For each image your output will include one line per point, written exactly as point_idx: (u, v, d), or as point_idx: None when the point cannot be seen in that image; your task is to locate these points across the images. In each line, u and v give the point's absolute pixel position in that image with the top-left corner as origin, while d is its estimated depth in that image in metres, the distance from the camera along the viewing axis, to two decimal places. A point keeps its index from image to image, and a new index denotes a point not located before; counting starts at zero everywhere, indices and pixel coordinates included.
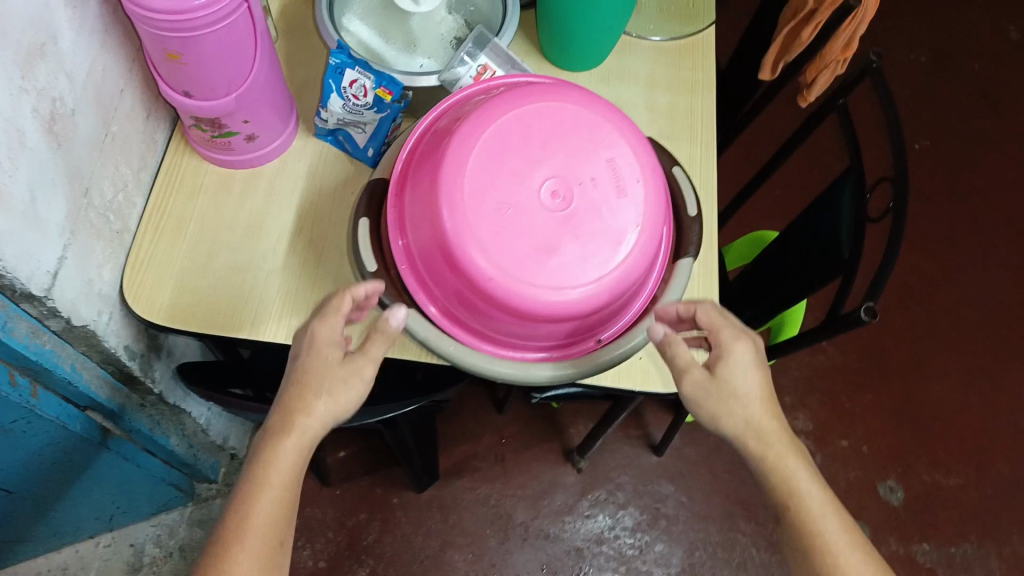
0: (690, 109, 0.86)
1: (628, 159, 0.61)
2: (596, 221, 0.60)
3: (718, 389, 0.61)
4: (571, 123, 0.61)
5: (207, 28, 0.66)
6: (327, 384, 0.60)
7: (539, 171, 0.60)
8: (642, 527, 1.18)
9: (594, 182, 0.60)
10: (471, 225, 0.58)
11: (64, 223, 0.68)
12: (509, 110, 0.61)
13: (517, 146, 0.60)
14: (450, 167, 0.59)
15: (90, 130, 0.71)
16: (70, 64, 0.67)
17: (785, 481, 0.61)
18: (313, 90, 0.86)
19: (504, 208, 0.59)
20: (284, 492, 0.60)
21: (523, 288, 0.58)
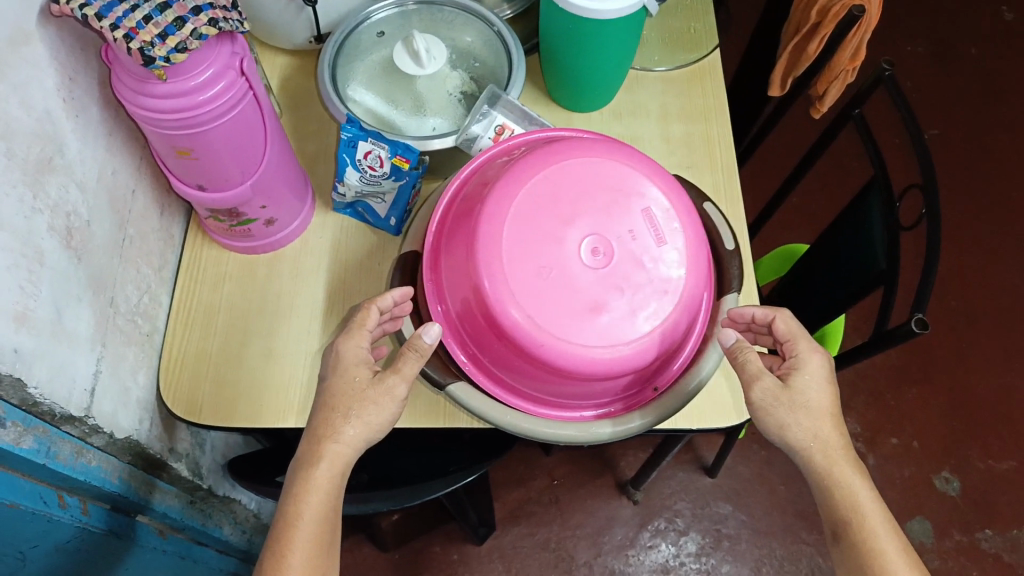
0: (707, 135, 0.87)
1: (663, 205, 0.60)
2: (640, 273, 0.58)
3: (790, 397, 0.62)
4: (600, 177, 0.60)
5: (214, 117, 0.65)
6: (355, 402, 0.60)
7: (574, 229, 0.58)
8: (706, 550, 1.13)
9: (631, 234, 0.59)
10: (514, 294, 0.57)
11: (93, 335, 0.65)
12: (536, 170, 0.59)
13: (549, 206, 0.59)
14: (485, 237, 0.58)
15: (108, 235, 0.68)
16: (80, 172, 0.64)
17: (848, 498, 0.61)
18: (326, 163, 0.86)
19: (545, 272, 0.57)
20: (324, 523, 0.59)
21: (575, 352, 0.56)
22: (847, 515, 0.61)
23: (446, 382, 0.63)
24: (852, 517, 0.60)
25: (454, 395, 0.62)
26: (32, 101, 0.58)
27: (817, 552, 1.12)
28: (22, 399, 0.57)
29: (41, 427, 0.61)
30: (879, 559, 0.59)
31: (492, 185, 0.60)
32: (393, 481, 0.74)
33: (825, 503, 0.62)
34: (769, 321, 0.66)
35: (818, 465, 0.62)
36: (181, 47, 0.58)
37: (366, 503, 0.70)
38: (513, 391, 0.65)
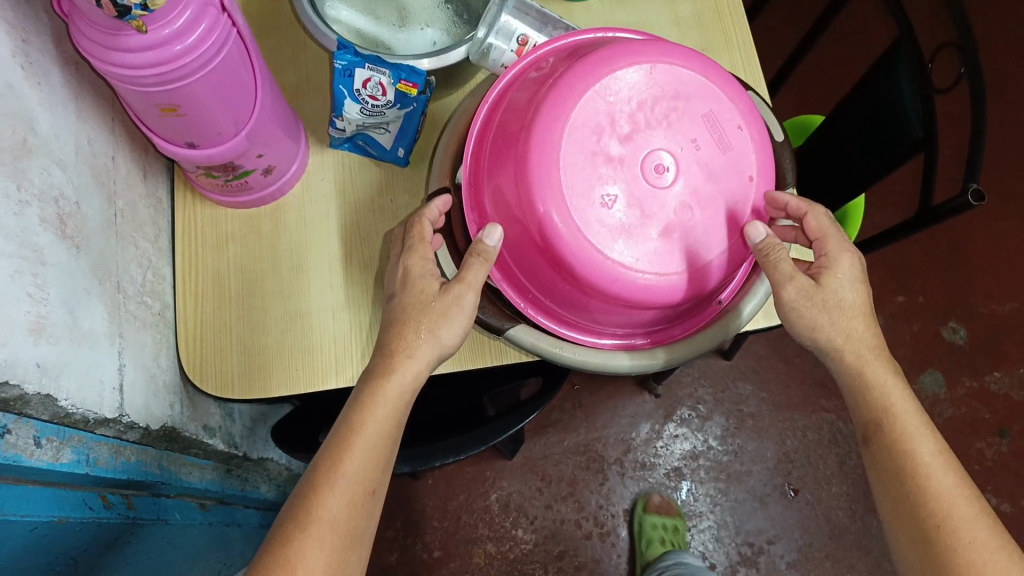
0: (719, 13, 0.81)
1: (724, 106, 0.56)
2: (709, 184, 0.55)
3: (824, 296, 0.61)
4: (654, 83, 0.55)
5: (197, 66, 0.57)
6: (428, 317, 0.58)
7: (634, 146, 0.54)
8: (731, 432, 1.19)
9: (694, 143, 0.55)
10: (581, 227, 0.52)
11: (109, 328, 0.59)
12: (585, 82, 0.54)
13: (603, 122, 0.54)
14: (541, 168, 0.53)
15: (99, 214, 0.61)
16: (58, 149, 0.57)
17: (881, 398, 0.60)
18: (312, 91, 0.77)
19: (609, 199, 0.53)
20: (385, 440, 0.56)
21: (654, 281, 0.54)
22: (879, 417, 0.60)
23: (505, 326, 0.59)
24: (883, 419, 0.60)
25: (515, 339, 0.59)
26: None
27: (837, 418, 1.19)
28: (54, 413, 0.52)
29: (78, 436, 0.56)
30: (911, 459, 0.58)
31: (536, 108, 0.55)
32: (447, 431, 0.73)
33: (858, 404, 0.62)
34: (802, 216, 0.62)
35: (848, 363, 0.61)
36: None
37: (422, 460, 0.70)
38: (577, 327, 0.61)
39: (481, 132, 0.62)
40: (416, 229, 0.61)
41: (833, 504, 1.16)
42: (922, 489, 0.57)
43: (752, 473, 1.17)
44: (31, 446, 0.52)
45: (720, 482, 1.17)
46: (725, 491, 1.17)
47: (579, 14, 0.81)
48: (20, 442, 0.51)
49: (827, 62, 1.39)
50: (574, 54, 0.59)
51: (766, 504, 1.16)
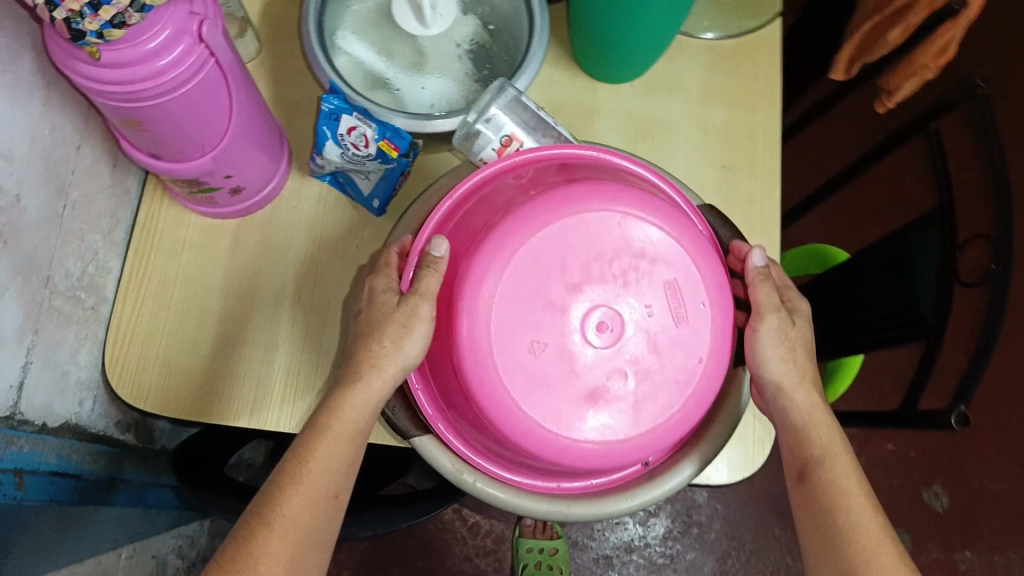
0: (750, 128, 0.76)
1: (691, 275, 0.53)
2: (650, 356, 0.52)
3: (794, 337, 0.58)
4: (618, 237, 0.52)
5: (163, 90, 0.54)
6: (392, 328, 0.54)
7: (581, 297, 0.51)
8: (673, 534, 1.19)
9: (647, 309, 0.52)
10: (499, 368, 0.50)
11: (22, 325, 0.58)
12: (545, 218, 0.51)
13: (554, 265, 0.51)
14: (475, 296, 0.51)
15: (44, 207, 0.59)
16: (7, 139, 0.55)
17: (823, 440, 0.58)
18: (308, 113, 0.74)
19: (537, 346, 0.51)
20: (351, 443, 0.54)
21: (560, 444, 0.51)
22: (819, 455, 0.58)
23: (411, 433, 0.57)
24: (825, 455, 0.57)
25: (418, 448, 0.57)
26: None
27: (787, 551, 1.18)
28: None
29: None
30: (840, 494, 0.56)
31: (492, 228, 0.52)
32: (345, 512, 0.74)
33: (791, 447, 0.59)
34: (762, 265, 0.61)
35: (801, 406, 0.59)
36: (118, 21, 0.48)
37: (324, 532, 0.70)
38: (490, 455, 0.57)
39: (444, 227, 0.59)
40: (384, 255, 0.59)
41: None
42: (854, 531, 0.55)
43: None
44: None
45: None
46: None
47: (602, 96, 0.76)
48: None
49: (884, 187, 1.35)
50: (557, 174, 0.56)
51: None
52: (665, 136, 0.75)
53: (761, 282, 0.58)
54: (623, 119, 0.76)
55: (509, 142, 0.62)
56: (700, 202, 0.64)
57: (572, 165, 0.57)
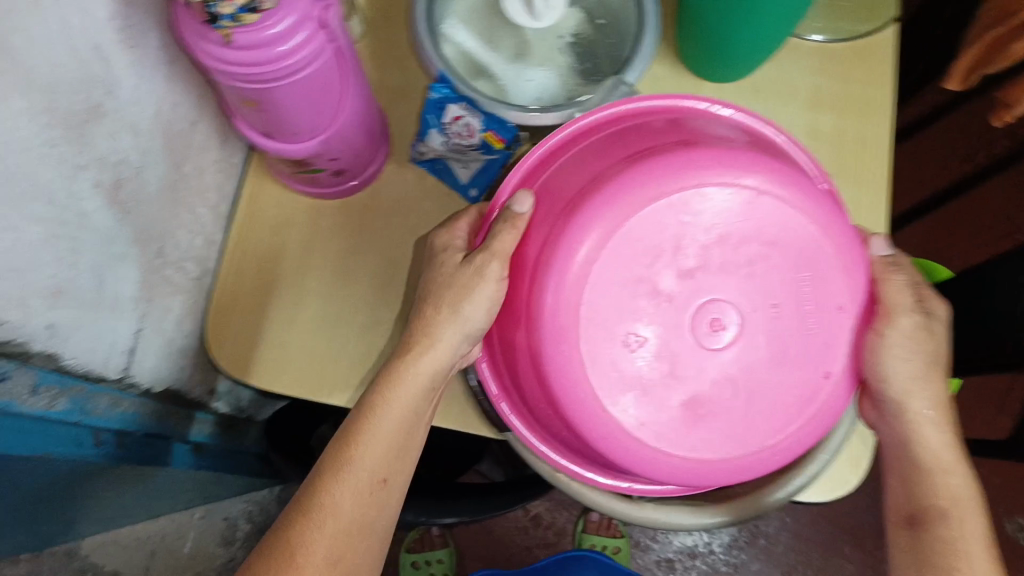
0: (860, 139, 0.75)
1: (811, 283, 0.52)
2: (766, 369, 0.52)
3: (925, 338, 0.56)
4: (738, 222, 0.51)
5: (285, 73, 0.55)
6: (454, 293, 0.57)
7: (690, 287, 0.51)
8: (739, 544, 1.19)
9: (771, 309, 0.52)
10: (587, 363, 0.50)
11: (138, 294, 0.61)
12: (661, 190, 0.50)
13: (665, 246, 0.51)
14: (574, 268, 0.50)
15: (162, 180, 0.62)
16: (133, 115, 0.57)
17: (949, 492, 0.56)
18: (412, 100, 0.75)
19: (634, 340, 0.51)
20: (400, 424, 0.56)
21: (652, 456, 0.52)
22: (943, 507, 0.56)
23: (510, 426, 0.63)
24: (950, 508, 0.55)
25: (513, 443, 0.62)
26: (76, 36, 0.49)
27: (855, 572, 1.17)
28: (55, 367, 0.55)
29: (79, 388, 0.59)
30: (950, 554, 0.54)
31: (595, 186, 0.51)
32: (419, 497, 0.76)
33: (910, 491, 0.58)
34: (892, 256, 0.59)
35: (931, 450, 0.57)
36: (252, 6, 0.50)
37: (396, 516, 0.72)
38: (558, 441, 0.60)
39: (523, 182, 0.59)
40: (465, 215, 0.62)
41: None
42: None
43: None
44: (26, 394, 0.54)
45: None
46: None
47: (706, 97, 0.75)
48: (15, 389, 0.53)
49: (982, 205, 1.30)
50: (664, 137, 0.55)
51: None
52: None
53: (896, 281, 0.55)
54: None
55: None
56: None
57: (685, 127, 0.56)
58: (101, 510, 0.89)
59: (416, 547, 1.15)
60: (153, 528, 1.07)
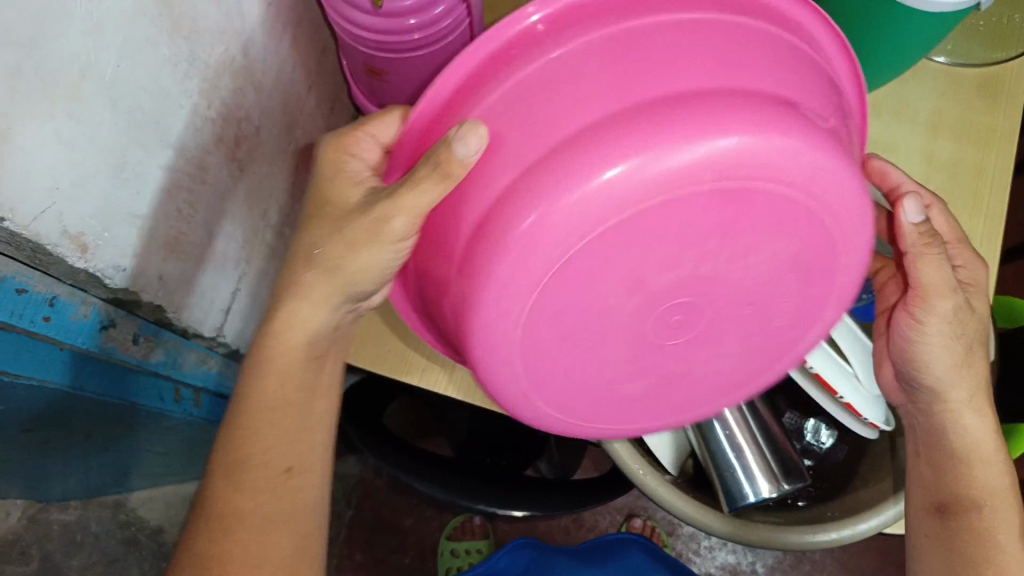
0: (980, 166, 0.73)
1: (796, 280, 0.45)
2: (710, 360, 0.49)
3: (968, 317, 0.50)
4: (738, 215, 0.39)
5: (419, 44, 0.54)
6: (337, 243, 0.44)
7: (661, 291, 0.42)
8: (783, 567, 1.17)
9: (744, 308, 0.45)
10: (524, 361, 0.43)
11: (240, 252, 0.61)
12: (647, 195, 0.35)
13: (641, 249, 0.39)
14: (514, 284, 0.37)
15: (276, 141, 0.61)
16: (260, 72, 0.56)
17: (985, 485, 0.52)
18: None
19: (578, 338, 0.43)
20: (289, 400, 0.52)
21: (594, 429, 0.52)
22: (979, 502, 0.53)
23: None
24: (986, 506, 0.53)
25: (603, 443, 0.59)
26: None
27: None
28: (160, 320, 0.55)
29: (174, 341, 0.58)
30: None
31: (556, 171, 0.35)
32: (488, 479, 0.72)
33: (937, 479, 0.54)
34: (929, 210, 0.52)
35: (967, 441, 0.52)
36: None
37: (466, 502, 0.67)
38: None
39: (454, 102, 0.39)
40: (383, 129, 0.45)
41: None
42: None
43: None
44: (128, 341, 0.54)
45: None
46: None
47: None
48: (119, 336, 0.52)
49: None
50: (675, 77, 0.36)
51: None
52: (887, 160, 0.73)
53: (935, 256, 0.47)
54: None
55: None
56: None
57: (711, 44, 0.37)
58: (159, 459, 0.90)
59: (456, 536, 1.14)
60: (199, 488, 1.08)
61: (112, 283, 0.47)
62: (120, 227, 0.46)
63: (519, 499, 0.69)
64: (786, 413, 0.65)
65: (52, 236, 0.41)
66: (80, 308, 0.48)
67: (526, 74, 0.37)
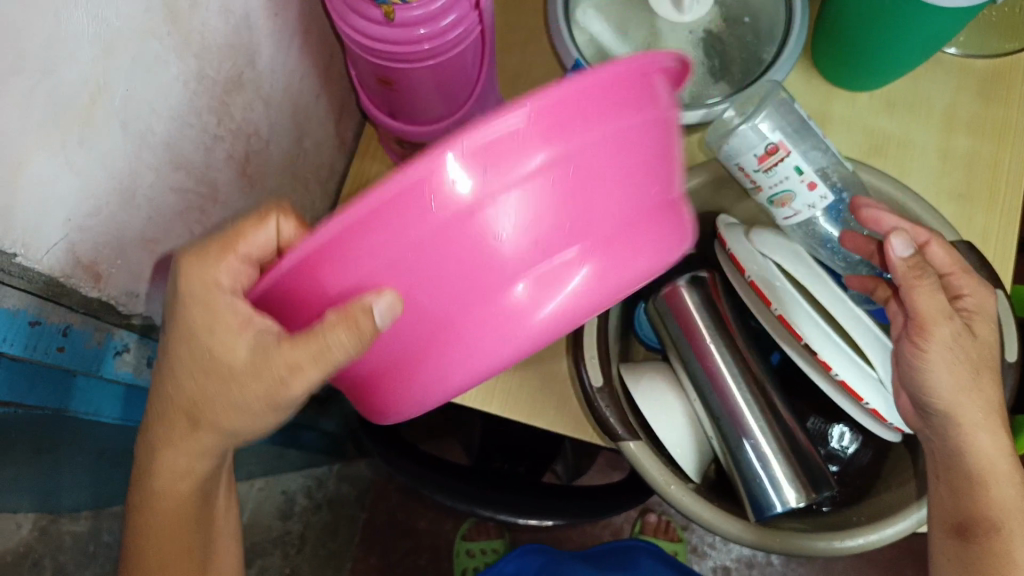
0: (995, 161, 0.71)
1: None
2: None
3: (971, 345, 0.52)
4: None
5: (434, 53, 0.53)
6: (228, 386, 0.41)
7: None
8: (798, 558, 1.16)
9: None
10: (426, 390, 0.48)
11: None
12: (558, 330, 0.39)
13: None
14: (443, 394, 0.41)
15: (284, 153, 0.60)
16: (268, 85, 0.55)
17: (996, 503, 0.53)
18: (531, 83, 0.72)
19: None
20: (192, 506, 0.52)
21: None
22: (994, 520, 0.53)
23: (624, 436, 0.56)
24: (1002, 523, 0.53)
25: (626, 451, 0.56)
26: (234, 4, 0.48)
27: None
28: (172, 340, 0.54)
29: None
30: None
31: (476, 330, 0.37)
32: (506, 489, 0.72)
33: (949, 500, 0.54)
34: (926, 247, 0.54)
35: (978, 461, 0.53)
36: None
37: (488, 512, 0.66)
38: None
39: (328, 257, 0.33)
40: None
41: None
42: None
43: None
44: (143, 365, 0.53)
45: None
46: None
47: (838, 106, 0.73)
48: (133, 360, 0.52)
49: None
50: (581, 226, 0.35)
51: None
52: (901, 155, 0.72)
53: (927, 287, 0.51)
54: (859, 131, 0.72)
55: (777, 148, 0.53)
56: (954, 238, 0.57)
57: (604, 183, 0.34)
58: None
59: (471, 535, 1.14)
60: None
61: (125, 309, 0.46)
62: (133, 253, 0.45)
63: (536, 510, 0.68)
64: (810, 417, 0.65)
65: (65, 269, 0.40)
66: (94, 335, 0.47)
67: (430, 235, 0.32)
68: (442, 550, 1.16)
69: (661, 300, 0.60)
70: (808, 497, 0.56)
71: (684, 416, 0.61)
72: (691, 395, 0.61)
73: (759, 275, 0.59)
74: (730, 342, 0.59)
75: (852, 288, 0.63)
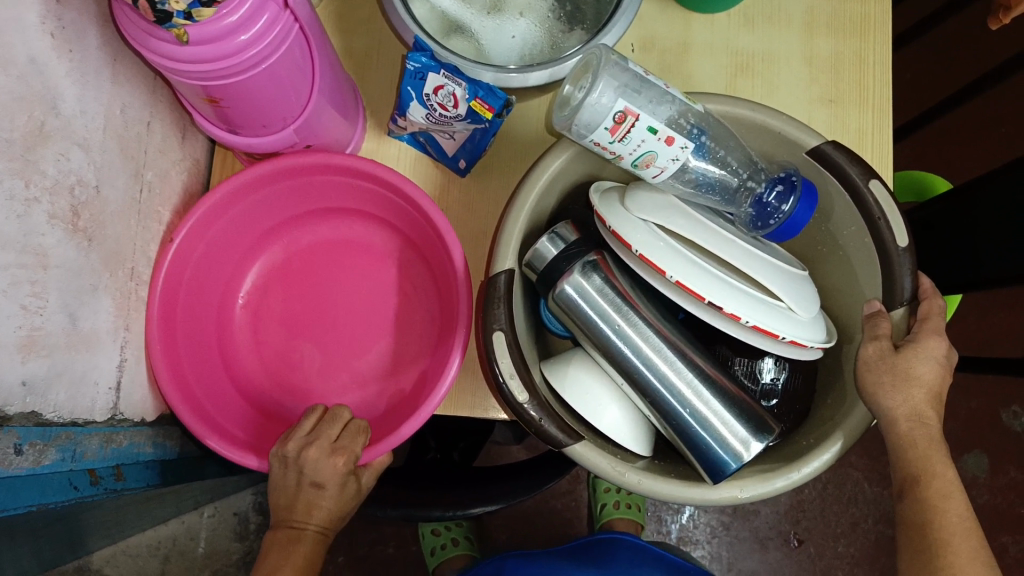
0: (859, 59, 0.70)
1: (415, 296, 0.68)
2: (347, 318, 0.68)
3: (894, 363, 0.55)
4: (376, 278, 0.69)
5: (258, 58, 0.49)
6: (334, 511, 0.58)
7: None
8: None
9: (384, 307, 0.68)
10: (251, 353, 0.68)
11: (115, 323, 0.57)
12: None
13: None
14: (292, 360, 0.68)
15: (122, 193, 0.56)
16: (81, 127, 0.51)
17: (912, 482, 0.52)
18: (380, 63, 0.68)
19: (286, 337, 0.68)
20: None
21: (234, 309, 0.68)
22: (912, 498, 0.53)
23: (569, 441, 0.54)
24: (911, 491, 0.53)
25: (575, 457, 0.54)
26: (12, 53, 0.44)
27: (864, 478, 1.15)
28: (38, 421, 0.49)
29: (63, 435, 0.52)
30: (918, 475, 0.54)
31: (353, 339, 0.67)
32: (444, 482, 0.72)
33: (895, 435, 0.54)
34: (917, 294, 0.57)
35: None
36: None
37: (417, 512, 0.67)
38: (168, 297, 0.60)
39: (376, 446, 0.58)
40: (327, 423, 0.58)
41: (835, 564, 1.15)
42: None
43: (759, 513, 1.16)
44: (11, 455, 0.48)
45: (726, 516, 1.16)
46: (728, 525, 1.16)
47: (699, 31, 0.70)
48: None
49: None
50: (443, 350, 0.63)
51: (766, 548, 1.15)
52: (768, 72, 0.70)
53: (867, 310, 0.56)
54: (723, 54, 0.70)
55: (625, 117, 0.51)
56: (823, 140, 0.57)
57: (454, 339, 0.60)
58: (96, 523, 0.87)
59: None
60: (162, 533, 1.06)
61: None
62: None
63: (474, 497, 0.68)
64: (734, 362, 0.67)
65: None
66: None
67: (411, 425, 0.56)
68: (407, 536, 1.15)
69: (559, 295, 0.57)
70: (748, 441, 0.56)
71: (618, 399, 0.61)
72: (618, 379, 0.60)
73: (645, 245, 0.56)
74: (638, 315, 0.58)
75: (739, 219, 0.62)
